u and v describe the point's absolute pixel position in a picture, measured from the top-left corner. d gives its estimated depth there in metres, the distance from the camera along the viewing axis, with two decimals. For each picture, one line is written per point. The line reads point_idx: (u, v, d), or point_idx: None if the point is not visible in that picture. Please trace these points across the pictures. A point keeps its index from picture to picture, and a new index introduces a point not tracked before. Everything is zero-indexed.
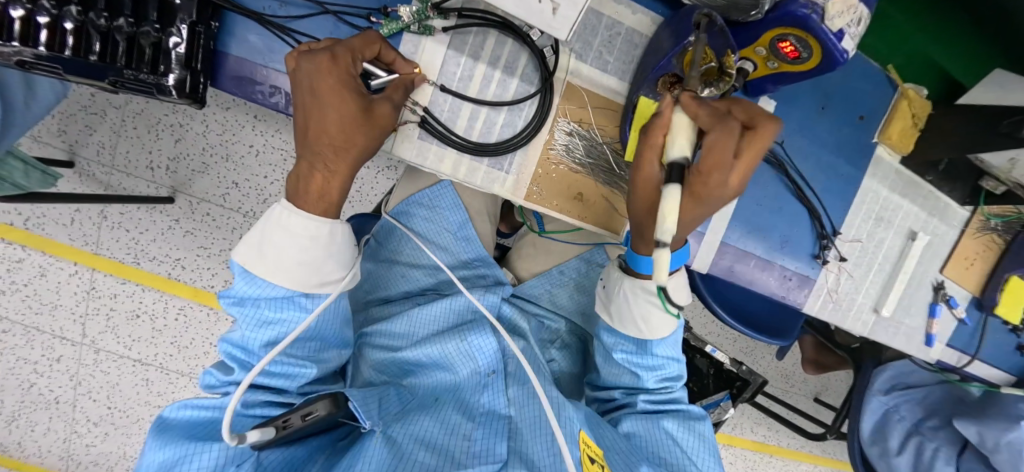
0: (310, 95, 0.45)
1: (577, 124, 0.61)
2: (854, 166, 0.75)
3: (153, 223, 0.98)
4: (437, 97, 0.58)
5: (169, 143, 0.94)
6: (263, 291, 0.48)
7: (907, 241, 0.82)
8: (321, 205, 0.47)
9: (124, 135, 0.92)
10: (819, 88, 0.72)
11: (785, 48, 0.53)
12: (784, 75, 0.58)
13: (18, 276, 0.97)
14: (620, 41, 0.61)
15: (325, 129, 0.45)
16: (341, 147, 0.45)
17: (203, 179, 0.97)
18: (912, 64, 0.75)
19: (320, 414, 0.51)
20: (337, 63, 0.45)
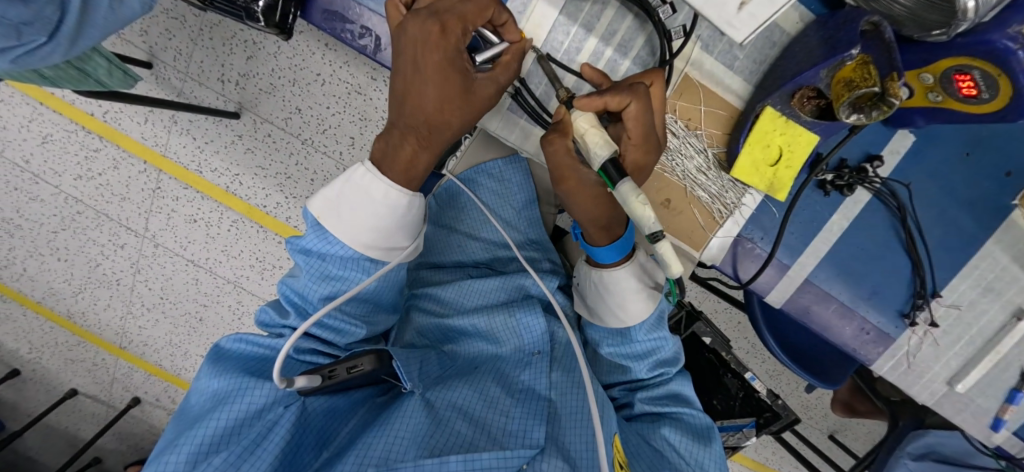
0: (412, 66, 0.42)
1: (685, 124, 0.58)
2: (979, 225, 0.65)
3: (217, 135, 0.96)
4: (534, 68, 0.57)
5: (241, 59, 0.89)
6: (331, 248, 0.47)
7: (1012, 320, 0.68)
8: (406, 178, 0.46)
9: (201, 44, 0.89)
10: (967, 130, 0.62)
11: (960, 83, 0.44)
12: (944, 113, 0.48)
13: (94, 165, 0.99)
14: (757, 37, 0.55)
15: (421, 106, 0.43)
16: (435, 126, 0.44)
17: (271, 100, 0.93)
18: None
19: (365, 369, 0.50)
20: (446, 37, 0.41)
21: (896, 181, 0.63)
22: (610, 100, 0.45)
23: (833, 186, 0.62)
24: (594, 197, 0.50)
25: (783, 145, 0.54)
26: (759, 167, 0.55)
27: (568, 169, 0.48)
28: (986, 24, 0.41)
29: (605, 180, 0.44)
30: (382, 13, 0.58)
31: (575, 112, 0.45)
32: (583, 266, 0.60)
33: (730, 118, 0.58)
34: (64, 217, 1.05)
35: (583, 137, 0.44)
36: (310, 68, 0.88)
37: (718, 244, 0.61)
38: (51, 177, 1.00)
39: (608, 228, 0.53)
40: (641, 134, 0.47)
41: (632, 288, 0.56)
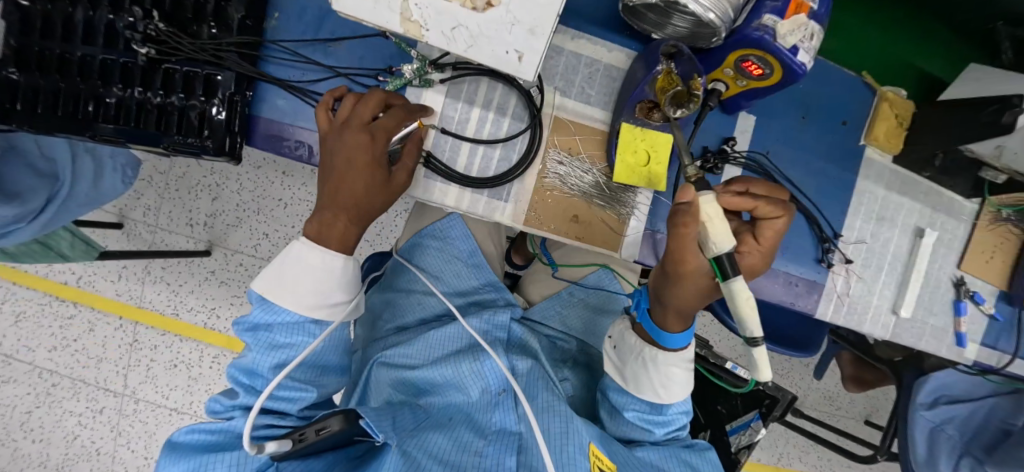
0: (343, 164, 0.54)
1: (568, 152, 0.66)
2: (843, 169, 0.77)
3: (191, 275, 1.07)
4: (438, 140, 0.64)
5: (207, 202, 1.04)
6: (279, 317, 0.55)
7: (915, 239, 0.83)
8: (340, 246, 0.56)
9: (168, 197, 1.04)
10: (796, 99, 0.74)
11: (749, 68, 0.58)
12: (755, 91, 0.63)
13: (69, 331, 1.10)
14: (600, 76, 0.67)
15: (354, 193, 0.54)
16: (363, 205, 0.55)
17: (238, 232, 1.05)
18: (885, 71, 0.76)
19: (335, 428, 0.55)
20: (374, 143, 0.54)
21: (756, 151, 0.73)
22: (761, 206, 0.50)
23: (708, 171, 0.71)
24: (698, 288, 0.50)
25: (648, 148, 0.64)
26: (635, 169, 0.64)
27: (688, 255, 0.48)
28: (739, 27, 0.56)
29: (717, 273, 0.45)
30: (314, 127, 0.67)
31: (704, 196, 0.45)
32: (631, 337, 0.60)
33: (602, 139, 0.67)
34: (38, 393, 1.10)
35: (705, 227, 0.45)
36: (271, 195, 1.03)
37: (634, 238, 0.68)
38: (23, 354, 1.10)
39: (683, 316, 0.55)
40: (765, 243, 0.51)
41: (676, 371, 0.58)
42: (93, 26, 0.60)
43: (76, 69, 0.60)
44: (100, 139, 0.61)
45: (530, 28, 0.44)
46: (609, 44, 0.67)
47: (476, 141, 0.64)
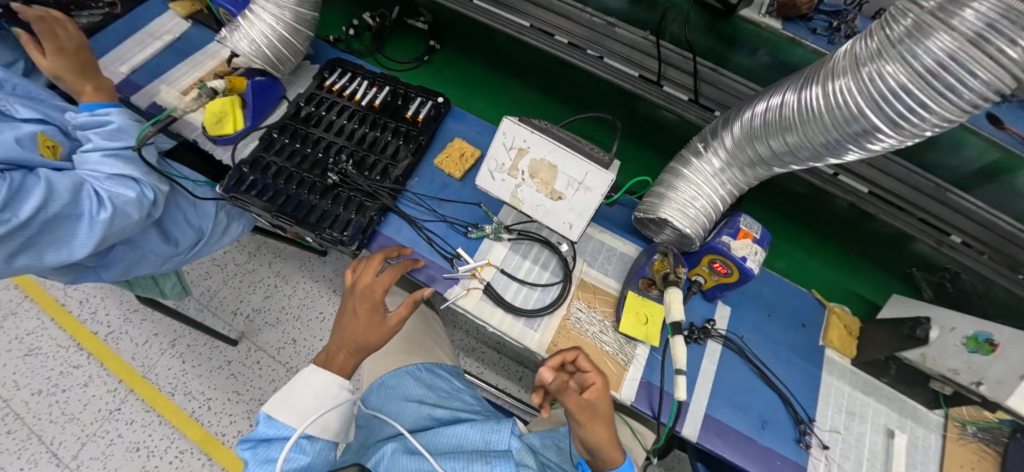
0: (353, 311, 0.79)
1: (587, 305, 0.89)
2: (809, 362, 0.95)
3: (209, 359, 1.34)
4: (496, 277, 0.90)
5: (260, 297, 1.43)
6: (278, 431, 0.70)
7: (889, 439, 0.90)
8: (339, 370, 0.77)
9: (231, 284, 1.45)
10: (763, 301, 0.99)
11: (717, 267, 0.85)
12: (725, 284, 0.88)
13: (64, 380, 1.29)
14: (616, 258, 0.95)
15: (354, 332, 0.78)
16: (360, 341, 0.77)
17: (270, 331, 1.39)
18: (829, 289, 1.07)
19: None
20: (372, 299, 0.79)
21: (733, 333, 0.94)
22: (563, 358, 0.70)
23: (692, 339, 0.91)
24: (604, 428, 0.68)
25: (646, 312, 0.86)
26: (636, 325, 0.85)
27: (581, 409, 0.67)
28: (709, 240, 0.84)
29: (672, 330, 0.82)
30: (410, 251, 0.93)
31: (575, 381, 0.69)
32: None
33: (613, 299, 0.90)
34: None
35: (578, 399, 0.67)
36: (315, 308, 1.42)
37: (630, 384, 0.84)
38: (9, 389, 1.27)
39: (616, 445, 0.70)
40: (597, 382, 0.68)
41: None
42: (309, 158, 0.99)
43: (285, 177, 0.97)
44: (275, 216, 0.92)
45: (579, 213, 0.65)
46: (624, 241, 0.97)
47: (524, 283, 0.90)
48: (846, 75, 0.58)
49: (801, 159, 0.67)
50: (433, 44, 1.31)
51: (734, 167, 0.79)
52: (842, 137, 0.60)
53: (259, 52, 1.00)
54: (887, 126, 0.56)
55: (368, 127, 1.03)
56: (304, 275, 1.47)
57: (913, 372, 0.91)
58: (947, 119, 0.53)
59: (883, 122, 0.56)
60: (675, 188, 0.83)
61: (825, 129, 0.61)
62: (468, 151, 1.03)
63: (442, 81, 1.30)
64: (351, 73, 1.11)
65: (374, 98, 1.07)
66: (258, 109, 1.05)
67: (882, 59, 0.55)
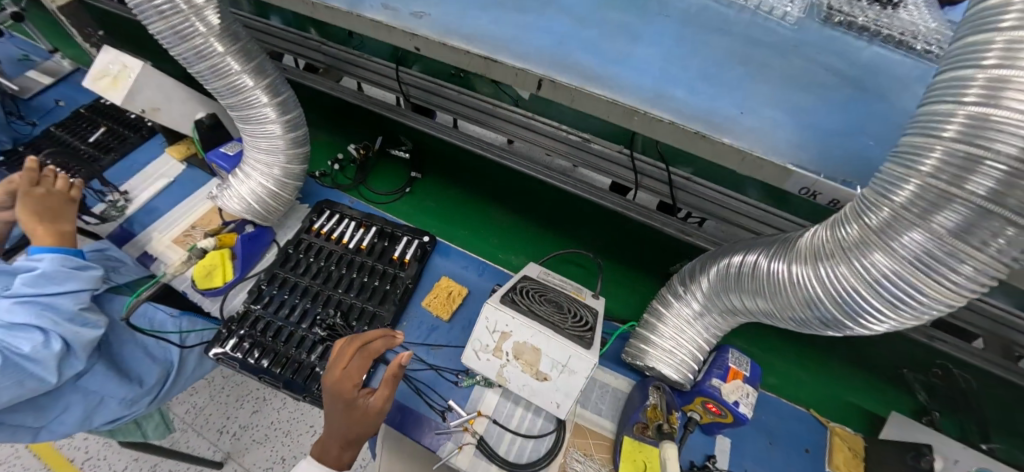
0: (332, 405, 0.78)
1: (583, 452, 0.88)
2: None
3: None
4: (490, 428, 0.88)
5: (247, 412, 1.40)
6: None
7: None
8: (335, 461, 0.78)
9: (217, 399, 1.42)
10: (762, 428, 0.97)
11: (711, 408, 0.84)
12: (720, 422, 0.87)
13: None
14: (609, 395, 0.94)
15: (341, 426, 0.77)
16: (348, 433, 0.77)
17: (257, 449, 1.35)
18: (830, 406, 1.03)
19: None
20: (348, 391, 0.77)
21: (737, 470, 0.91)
22: None
23: None
24: None
25: (643, 457, 0.83)
26: None
27: None
28: (698, 381, 0.84)
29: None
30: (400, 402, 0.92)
31: None
32: None
33: (610, 444, 0.89)
34: None
35: None
36: (304, 421, 1.38)
37: None
38: None
39: None
40: None
41: None
42: (298, 308, 1.00)
43: (272, 331, 0.97)
44: (262, 377, 0.92)
45: (562, 397, 0.66)
46: (616, 374, 0.97)
47: (516, 435, 0.88)
48: (807, 265, 0.58)
49: (780, 323, 0.68)
50: (415, 175, 1.33)
51: (712, 314, 0.80)
52: (809, 319, 0.61)
53: (248, 208, 1.03)
54: (847, 320, 0.56)
55: (356, 271, 1.05)
56: None
57: None
58: (903, 320, 0.53)
59: (842, 316, 0.56)
60: (659, 332, 0.84)
61: (794, 308, 0.62)
62: (455, 290, 1.04)
63: (423, 211, 1.26)
64: (339, 214, 1.14)
65: (362, 240, 1.10)
66: (247, 259, 1.07)
67: (833, 260, 0.55)
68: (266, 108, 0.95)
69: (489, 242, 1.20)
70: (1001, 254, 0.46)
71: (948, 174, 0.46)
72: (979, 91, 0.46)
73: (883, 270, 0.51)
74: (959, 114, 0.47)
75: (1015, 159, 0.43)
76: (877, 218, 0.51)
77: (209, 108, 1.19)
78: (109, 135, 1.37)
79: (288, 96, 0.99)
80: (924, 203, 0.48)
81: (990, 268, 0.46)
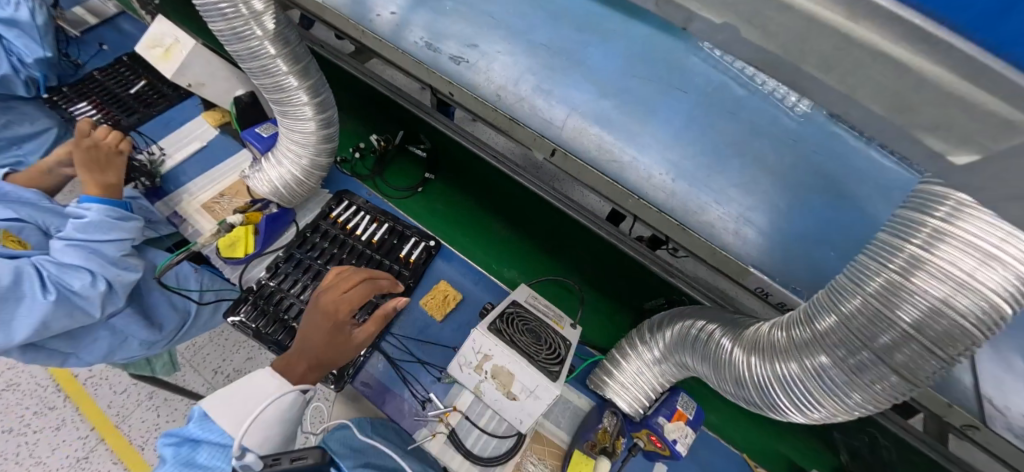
0: (318, 323, 0.92)
1: (540, 458, 1.01)
2: None
3: (185, 414, 1.43)
4: (462, 424, 1.01)
5: (241, 359, 1.55)
6: (208, 434, 0.68)
7: None
8: (298, 376, 0.86)
9: (216, 342, 1.57)
10: (696, 461, 1.12)
11: (653, 440, 0.96)
12: (660, 453, 0.99)
13: (38, 420, 1.38)
14: (569, 412, 1.07)
15: (319, 342, 0.90)
16: (325, 350, 0.90)
17: None
18: (761, 453, 1.16)
19: (308, 460, 0.63)
20: (338, 313, 0.94)
21: None
22: None
23: None
24: None
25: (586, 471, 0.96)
26: None
27: None
28: (648, 415, 0.96)
29: None
30: (390, 388, 1.05)
31: None
32: None
33: (561, 451, 1.02)
34: None
35: None
36: None
37: None
38: None
39: None
40: None
41: None
42: (308, 289, 1.11)
43: (283, 306, 1.09)
44: (269, 346, 1.04)
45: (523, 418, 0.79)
46: (579, 393, 1.09)
47: (482, 433, 1.01)
48: (765, 358, 0.68)
49: (729, 396, 0.79)
50: (428, 175, 1.43)
51: (667, 364, 0.91)
52: (761, 400, 0.71)
53: (275, 192, 1.14)
54: (795, 407, 0.67)
55: (365, 263, 1.15)
56: None
57: None
58: (838, 414, 0.64)
59: (760, 399, 0.71)
60: (620, 369, 0.95)
61: (746, 388, 0.72)
62: (451, 295, 1.16)
63: (430, 213, 1.40)
64: (356, 205, 1.25)
65: (373, 234, 1.20)
66: (268, 234, 1.17)
67: (787, 358, 0.65)
68: (305, 107, 1.04)
69: (487, 253, 1.33)
70: (884, 392, 0.58)
71: (857, 326, 0.57)
72: (898, 263, 0.53)
73: (824, 376, 0.61)
74: (882, 276, 0.54)
75: (906, 334, 0.53)
76: (802, 337, 0.63)
77: (249, 87, 1.28)
78: (152, 92, 1.46)
79: (327, 96, 1.08)
80: (850, 334, 0.58)
81: (897, 389, 0.57)
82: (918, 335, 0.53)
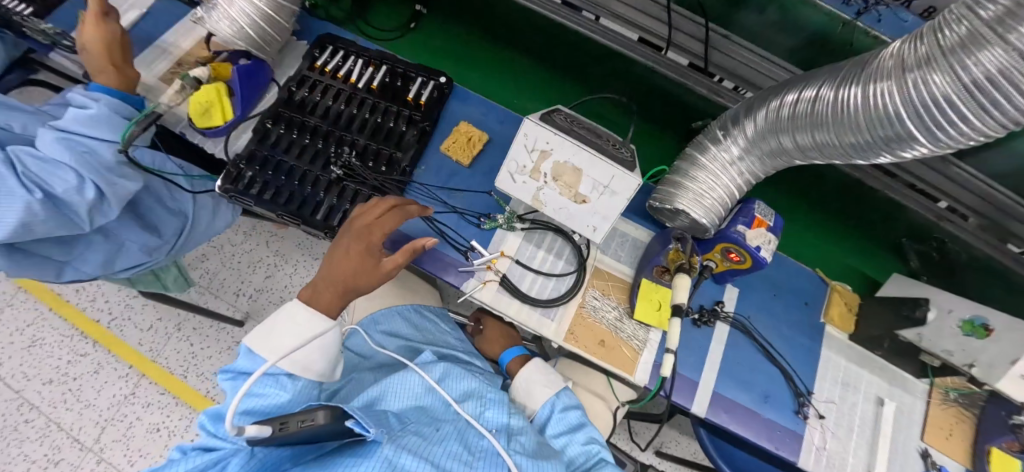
0: (346, 251, 0.74)
1: (602, 293, 0.91)
2: (810, 338, 0.99)
3: (217, 340, 1.35)
4: (513, 268, 0.90)
5: (261, 277, 1.43)
6: (257, 368, 0.66)
7: (878, 406, 0.94)
8: (326, 310, 0.73)
9: (229, 265, 1.44)
10: (770, 282, 1.02)
11: (730, 255, 0.86)
12: (736, 269, 0.90)
13: (74, 368, 1.28)
14: (629, 244, 0.95)
15: (346, 274, 0.72)
16: (350, 283, 0.73)
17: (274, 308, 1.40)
18: (831, 272, 1.11)
19: (318, 422, 0.57)
20: (369, 240, 0.74)
21: (741, 315, 0.97)
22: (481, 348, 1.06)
23: (702, 321, 0.93)
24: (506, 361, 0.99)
25: (658, 298, 0.87)
26: (650, 311, 0.87)
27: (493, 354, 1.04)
28: (722, 228, 0.84)
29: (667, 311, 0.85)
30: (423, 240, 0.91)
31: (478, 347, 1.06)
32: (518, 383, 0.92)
33: (627, 286, 0.92)
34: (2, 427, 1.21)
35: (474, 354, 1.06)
36: None
37: (644, 367, 0.86)
38: (16, 381, 1.26)
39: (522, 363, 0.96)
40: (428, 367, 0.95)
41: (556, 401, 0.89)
42: (310, 149, 0.94)
43: (286, 171, 0.93)
44: (281, 215, 0.89)
45: (594, 226, 0.67)
46: (636, 225, 0.97)
47: (535, 277, 0.90)
48: (892, 78, 0.55)
49: (857, 154, 0.63)
50: (419, 9, 1.29)
51: (753, 156, 0.78)
52: (874, 140, 0.59)
53: (242, 34, 0.90)
54: (922, 134, 0.55)
55: (369, 111, 0.98)
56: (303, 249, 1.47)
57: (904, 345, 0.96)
58: (985, 133, 0.52)
59: (919, 131, 0.54)
60: (692, 179, 0.82)
61: (891, 122, 0.56)
62: (475, 136, 1.00)
63: (433, 52, 1.29)
64: (344, 50, 1.04)
65: (372, 79, 1.00)
66: (246, 97, 0.97)
67: (928, 68, 0.52)
68: None
69: (506, 88, 1.30)
70: None
71: None
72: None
73: (982, 75, 0.48)
74: None
75: None
76: (992, 10, 0.47)
77: None
78: None
79: None
80: None
81: None
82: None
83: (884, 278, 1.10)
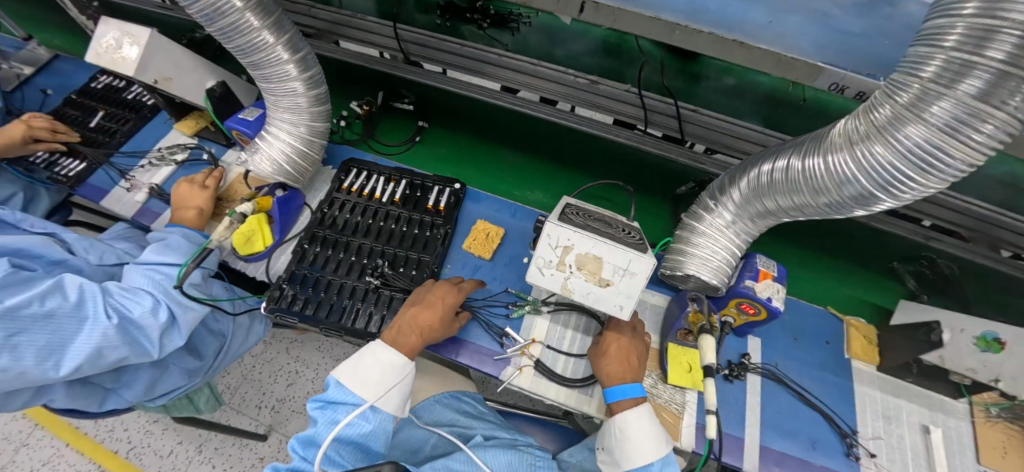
0: (433, 295, 0.91)
1: None
2: (840, 375, 1.02)
3: (240, 459, 1.35)
4: (545, 350, 0.96)
5: (282, 386, 1.47)
6: (342, 397, 0.79)
7: (926, 435, 0.95)
8: (413, 346, 0.85)
9: (249, 377, 1.48)
10: (787, 327, 1.07)
11: (745, 308, 0.92)
12: (754, 321, 0.95)
13: None
14: (649, 311, 1.02)
15: (434, 312, 0.89)
16: (437, 321, 0.89)
17: (298, 418, 1.42)
18: (837, 301, 1.16)
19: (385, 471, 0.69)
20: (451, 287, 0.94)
21: (769, 364, 1.01)
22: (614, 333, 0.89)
23: (733, 376, 0.97)
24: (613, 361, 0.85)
25: (687, 360, 0.92)
26: (682, 374, 0.92)
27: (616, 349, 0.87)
28: (732, 285, 0.91)
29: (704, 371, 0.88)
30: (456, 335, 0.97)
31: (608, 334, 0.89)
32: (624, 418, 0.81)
33: (656, 352, 0.97)
34: None
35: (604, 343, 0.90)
36: None
37: (688, 431, 0.89)
38: None
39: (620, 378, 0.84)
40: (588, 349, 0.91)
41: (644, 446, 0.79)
42: (344, 262, 1.04)
43: (324, 286, 1.01)
44: (324, 329, 0.96)
45: (622, 305, 0.73)
46: (653, 292, 1.05)
47: (568, 361, 0.95)
48: (843, 150, 0.69)
49: (831, 209, 0.75)
50: (422, 124, 1.42)
51: (744, 218, 0.88)
52: (844, 199, 0.71)
53: (280, 169, 1.04)
54: (881, 191, 0.67)
55: (394, 222, 1.09)
56: (324, 354, 1.53)
57: (932, 370, 0.99)
58: (929, 185, 0.65)
59: (877, 189, 0.67)
60: (693, 244, 0.91)
61: (853, 182, 0.69)
62: (492, 231, 1.10)
63: (435, 157, 1.38)
64: (366, 171, 1.17)
65: (394, 193, 1.13)
66: (284, 222, 1.08)
67: (870, 141, 0.66)
68: (288, 65, 0.97)
69: (504, 181, 1.35)
70: (1016, 112, 0.57)
71: (968, 47, 0.57)
72: (978, 5, 0.56)
73: (913, 145, 0.62)
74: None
75: None
76: (907, 95, 0.62)
77: (218, 77, 1.19)
78: (110, 118, 1.30)
79: (307, 51, 1.01)
80: (962, 59, 0.58)
81: None
82: (1015, 68, 0.56)
83: (894, 304, 1.14)
